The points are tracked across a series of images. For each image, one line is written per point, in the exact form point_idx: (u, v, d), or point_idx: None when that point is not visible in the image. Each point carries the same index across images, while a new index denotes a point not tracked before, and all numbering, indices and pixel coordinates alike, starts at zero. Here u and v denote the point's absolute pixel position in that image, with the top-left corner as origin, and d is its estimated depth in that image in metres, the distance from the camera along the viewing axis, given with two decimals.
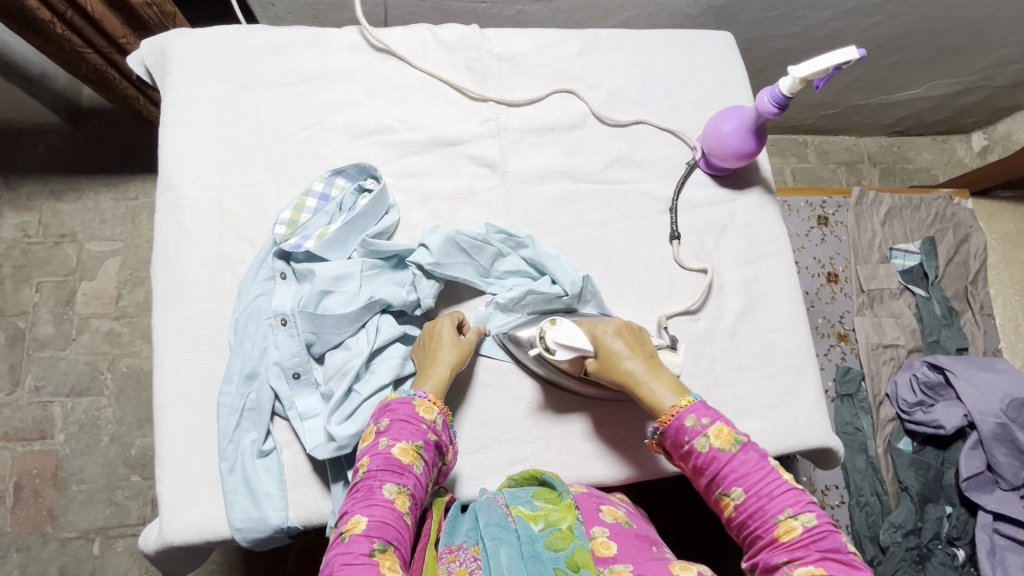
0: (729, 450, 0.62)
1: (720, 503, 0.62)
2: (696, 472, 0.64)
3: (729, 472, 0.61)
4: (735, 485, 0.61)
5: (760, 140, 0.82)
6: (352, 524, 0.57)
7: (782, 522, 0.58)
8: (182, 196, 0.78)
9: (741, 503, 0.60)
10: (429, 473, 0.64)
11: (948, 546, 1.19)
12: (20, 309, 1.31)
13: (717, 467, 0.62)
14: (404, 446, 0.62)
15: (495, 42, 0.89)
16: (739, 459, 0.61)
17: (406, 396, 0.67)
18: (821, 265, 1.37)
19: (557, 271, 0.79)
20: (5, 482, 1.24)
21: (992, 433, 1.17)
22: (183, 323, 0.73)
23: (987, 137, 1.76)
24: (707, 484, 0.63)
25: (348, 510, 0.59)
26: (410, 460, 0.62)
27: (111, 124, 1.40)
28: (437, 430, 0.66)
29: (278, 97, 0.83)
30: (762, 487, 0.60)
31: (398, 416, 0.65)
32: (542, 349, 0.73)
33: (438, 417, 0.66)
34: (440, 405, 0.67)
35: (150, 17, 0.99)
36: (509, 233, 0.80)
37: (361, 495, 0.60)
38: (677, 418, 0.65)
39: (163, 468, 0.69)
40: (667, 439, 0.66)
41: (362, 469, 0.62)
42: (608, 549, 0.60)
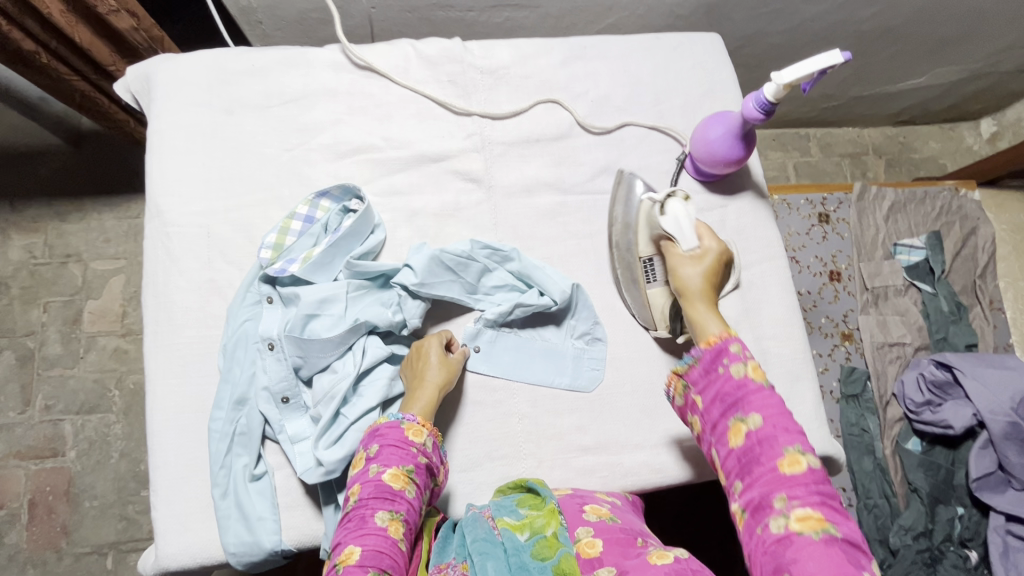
0: (760, 383, 0.63)
1: (732, 428, 0.61)
2: (718, 399, 0.64)
3: (752, 399, 0.62)
4: (754, 411, 0.61)
5: (749, 145, 0.81)
6: (346, 555, 0.57)
7: (789, 453, 0.57)
8: (169, 222, 0.78)
9: (754, 428, 0.60)
10: (422, 496, 0.64)
11: (961, 548, 1.17)
12: (29, 329, 1.34)
13: (743, 392, 0.62)
14: (395, 471, 0.63)
15: (478, 54, 0.89)
16: (766, 393, 0.62)
17: (394, 419, 0.67)
18: (823, 263, 1.34)
19: (547, 284, 0.79)
20: (20, 499, 1.26)
21: (1003, 433, 1.14)
22: (173, 350, 0.74)
23: (996, 124, 1.71)
24: (725, 408, 0.63)
25: (341, 541, 0.59)
26: (401, 485, 0.62)
27: (109, 144, 1.42)
28: (427, 452, 0.66)
29: (262, 119, 0.83)
30: (779, 420, 0.60)
31: (387, 441, 0.65)
32: (658, 202, 0.77)
33: (427, 439, 0.66)
34: (429, 427, 0.67)
35: (139, 43, 0.98)
36: (494, 248, 0.79)
37: (353, 525, 0.60)
38: (725, 341, 0.66)
39: (157, 493, 0.70)
40: (701, 363, 0.66)
41: (354, 497, 0.62)
42: (593, 549, 0.61)
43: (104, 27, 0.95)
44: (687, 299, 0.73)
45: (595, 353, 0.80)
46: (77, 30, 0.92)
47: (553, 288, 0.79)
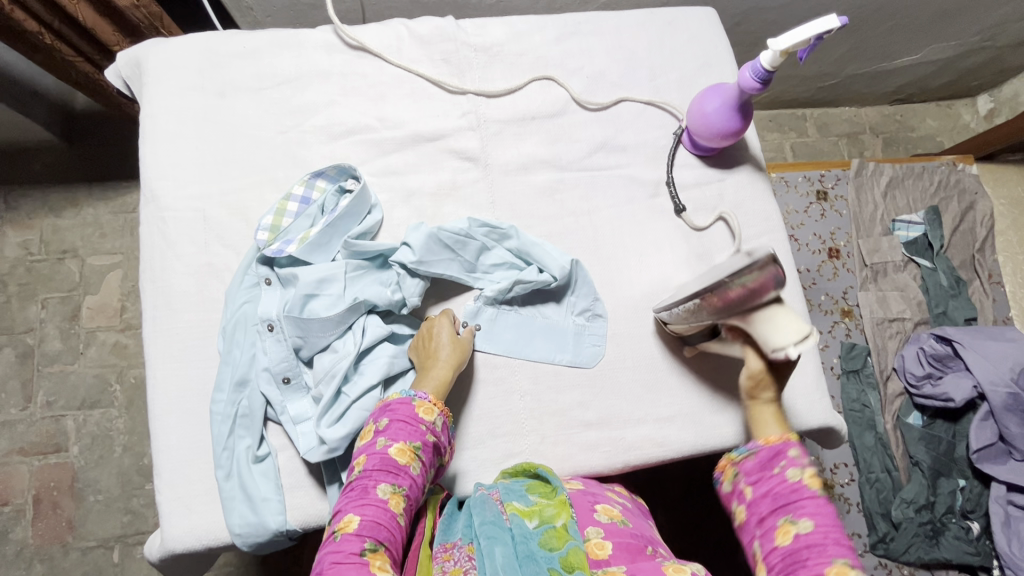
0: (818, 491, 0.60)
1: (780, 528, 0.58)
2: (769, 496, 0.61)
3: (807, 504, 0.59)
4: (806, 517, 0.58)
5: (745, 117, 0.80)
6: (345, 523, 0.57)
7: (840, 566, 0.54)
8: (164, 207, 0.78)
9: (804, 532, 0.57)
10: (427, 474, 0.64)
11: (963, 519, 1.18)
12: (28, 326, 1.33)
13: (798, 495, 0.60)
14: (402, 446, 0.63)
15: (471, 32, 0.88)
16: (823, 501, 0.59)
17: (406, 396, 0.67)
18: (822, 241, 1.34)
19: (546, 260, 0.79)
20: (24, 496, 1.26)
21: (1004, 404, 1.14)
22: (172, 334, 0.74)
23: (993, 100, 1.70)
24: (774, 507, 0.60)
25: (341, 508, 0.59)
26: (406, 460, 0.62)
27: (102, 137, 1.41)
28: (436, 431, 0.66)
29: (255, 101, 0.82)
30: (833, 530, 0.57)
31: (397, 416, 0.65)
32: (782, 348, 0.61)
33: (437, 418, 0.66)
34: (440, 405, 0.67)
35: (138, 20, 0.97)
36: (493, 226, 0.79)
37: (355, 494, 0.60)
38: (785, 443, 0.64)
39: (161, 477, 0.70)
40: (758, 457, 0.64)
41: (358, 468, 0.62)
42: (602, 551, 0.62)
43: (104, 4, 0.93)
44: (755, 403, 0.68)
45: (596, 327, 0.80)
46: (80, 8, 0.91)
47: (552, 264, 0.78)
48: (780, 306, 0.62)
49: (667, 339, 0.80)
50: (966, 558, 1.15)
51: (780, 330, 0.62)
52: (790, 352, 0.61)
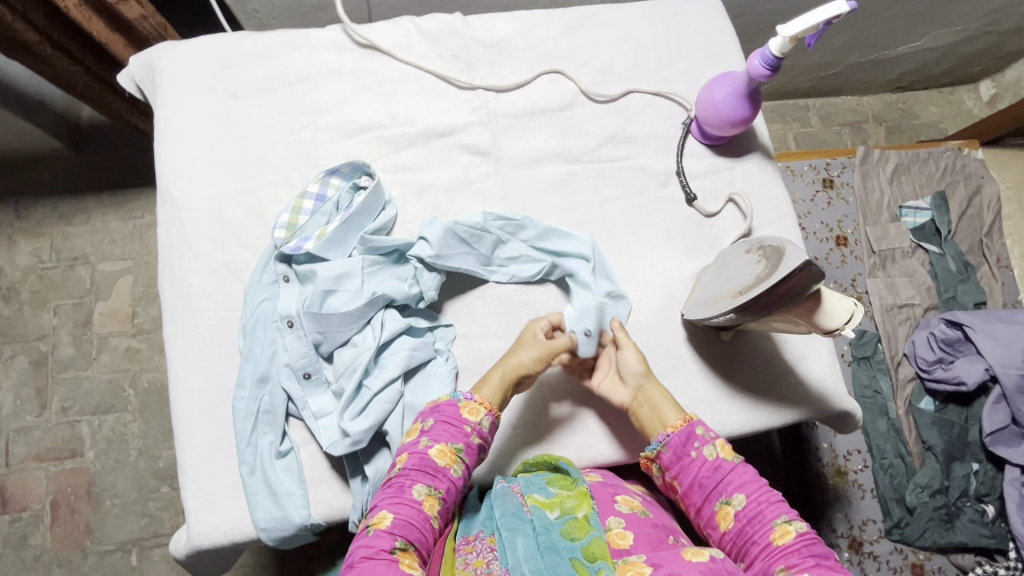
0: (732, 461, 0.66)
1: (720, 513, 0.64)
2: (697, 485, 0.66)
3: (731, 480, 0.65)
4: (737, 492, 0.64)
5: (755, 105, 0.81)
6: (379, 519, 0.59)
7: (778, 526, 0.62)
8: (181, 207, 0.79)
9: (740, 509, 0.64)
10: (465, 478, 0.65)
11: (977, 503, 1.18)
12: (41, 333, 1.34)
13: (721, 474, 0.65)
14: (443, 447, 0.64)
15: (479, 28, 0.89)
16: (741, 470, 0.66)
17: (454, 397, 0.68)
18: (829, 229, 1.35)
19: (565, 247, 0.81)
20: (42, 501, 1.27)
21: (1015, 386, 1.15)
22: (193, 332, 0.74)
23: (996, 85, 1.71)
24: (707, 495, 0.66)
25: (377, 504, 0.61)
26: (446, 462, 0.64)
27: (110, 144, 1.42)
28: (481, 432, 0.67)
29: (268, 101, 0.83)
30: (760, 494, 0.64)
31: (442, 416, 0.66)
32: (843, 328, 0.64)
33: (483, 419, 0.67)
34: (485, 406, 0.68)
35: (149, 33, 1.00)
36: (506, 217, 0.80)
37: (392, 491, 0.61)
38: (690, 426, 0.68)
39: (186, 474, 0.71)
40: (673, 449, 0.67)
41: (399, 465, 0.64)
42: (624, 540, 0.64)
43: (116, 18, 0.96)
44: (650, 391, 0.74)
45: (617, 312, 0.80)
46: (94, 23, 0.94)
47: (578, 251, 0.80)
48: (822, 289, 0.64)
49: (682, 326, 0.81)
50: (982, 541, 1.16)
51: (833, 312, 0.64)
52: (845, 331, 0.64)
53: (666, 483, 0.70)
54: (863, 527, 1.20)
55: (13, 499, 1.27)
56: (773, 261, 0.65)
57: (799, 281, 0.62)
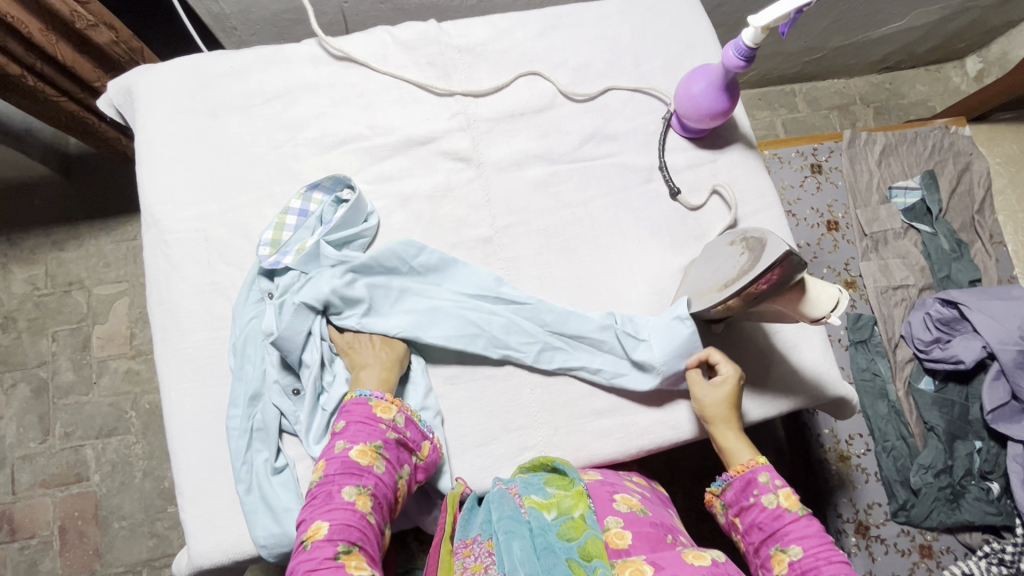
0: (796, 512, 0.66)
1: (774, 557, 0.65)
2: (756, 527, 0.68)
3: (790, 530, 0.66)
4: (794, 543, 0.65)
5: (733, 97, 0.81)
6: (314, 530, 0.60)
7: None
8: (166, 230, 0.79)
9: (796, 559, 0.64)
10: (395, 471, 0.67)
11: (982, 481, 1.18)
12: (40, 359, 1.35)
13: (780, 522, 0.66)
14: (362, 447, 0.65)
15: (454, 34, 0.89)
16: (803, 522, 0.66)
17: (361, 397, 0.69)
18: (820, 214, 1.35)
19: (581, 330, 0.78)
20: (50, 527, 1.28)
21: (1014, 362, 1.14)
22: (184, 354, 0.75)
23: (982, 60, 1.70)
24: (764, 538, 0.67)
25: (307, 518, 0.62)
26: (368, 461, 0.65)
27: (98, 168, 1.43)
28: (397, 427, 0.68)
29: (247, 119, 0.83)
30: (821, 551, 0.63)
31: (355, 417, 0.67)
32: (830, 316, 0.65)
33: (396, 415, 0.69)
34: (397, 403, 0.69)
35: (119, 56, 1.01)
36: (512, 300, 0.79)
37: (319, 502, 0.62)
38: (754, 471, 0.70)
39: (183, 496, 0.71)
40: (733, 488, 0.70)
41: (320, 474, 0.64)
42: (622, 540, 0.64)
43: (86, 43, 0.97)
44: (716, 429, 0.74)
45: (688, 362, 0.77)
46: (59, 48, 0.94)
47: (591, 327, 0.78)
48: (805, 277, 0.64)
49: None
50: (989, 518, 1.15)
51: (814, 300, 0.65)
52: (831, 320, 0.65)
53: (728, 520, 0.72)
54: (868, 511, 1.20)
55: (21, 526, 1.27)
56: (756, 252, 0.65)
57: (789, 269, 0.62)
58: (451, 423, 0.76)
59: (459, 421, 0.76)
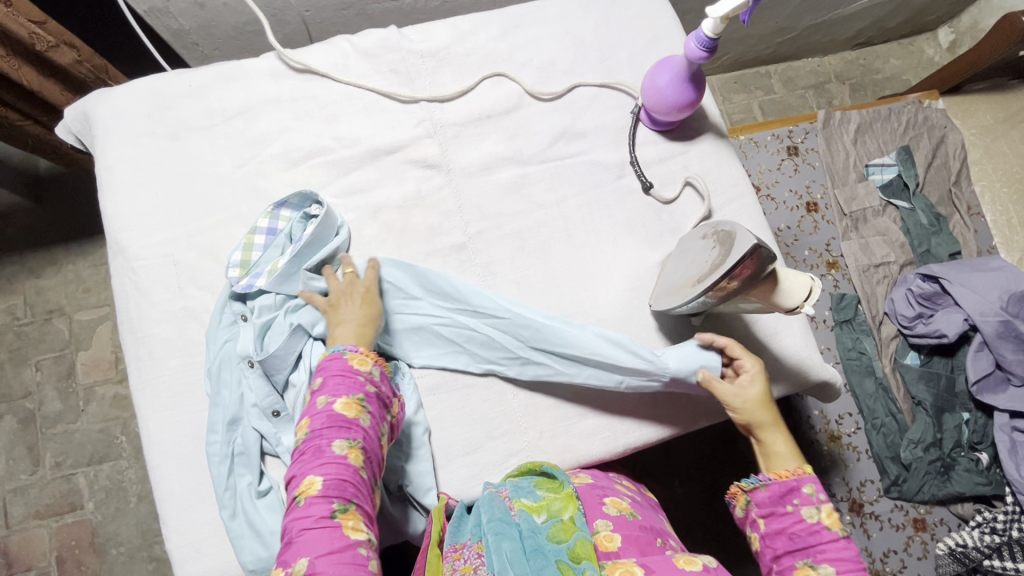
0: (834, 531, 0.63)
1: (799, 570, 0.62)
2: (785, 535, 0.64)
3: (825, 549, 0.62)
4: (827, 562, 0.62)
5: (699, 87, 0.80)
6: (307, 486, 0.57)
7: None
8: (132, 257, 0.78)
9: None
10: (379, 425, 0.64)
11: (971, 452, 1.19)
12: (25, 391, 1.33)
13: (816, 538, 0.63)
14: (346, 400, 0.62)
15: (416, 39, 0.88)
16: (840, 543, 0.63)
17: (336, 351, 0.66)
18: (798, 196, 1.35)
19: (561, 343, 0.76)
20: (48, 558, 1.26)
21: (996, 332, 1.15)
22: (159, 382, 0.74)
23: (954, 31, 1.70)
24: (792, 548, 0.64)
25: (298, 473, 0.59)
26: (354, 413, 0.62)
27: (71, 192, 1.40)
28: (376, 380, 0.65)
29: (209, 139, 0.82)
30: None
31: (332, 371, 0.64)
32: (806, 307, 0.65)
33: (373, 367, 0.66)
34: (373, 356, 0.67)
35: (84, 75, 0.99)
36: (491, 314, 0.77)
37: (310, 456, 0.59)
38: (799, 479, 0.66)
39: (168, 525, 0.70)
40: (771, 491, 0.66)
41: (305, 431, 0.61)
42: (612, 542, 0.64)
43: (49, 65, 0.94)
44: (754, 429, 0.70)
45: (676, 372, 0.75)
46: (24, 73, 0.92)
47: (571, 339, 0.76)
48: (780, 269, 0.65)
49: (653, 317, 0.81)
50: (979, 488, 1.16)
51: (789, 289, 0.65)
52: (805, 309, 0.65)
53: (748, 517, 0.68)
54: (861, 489, 1.21)
55: (18, 559, 1.26)
56: (726, 245, 0.65)
57: (761, 261, 0.62)
58: (436, 435, 0.76)
59: (443, 431, 0.76)
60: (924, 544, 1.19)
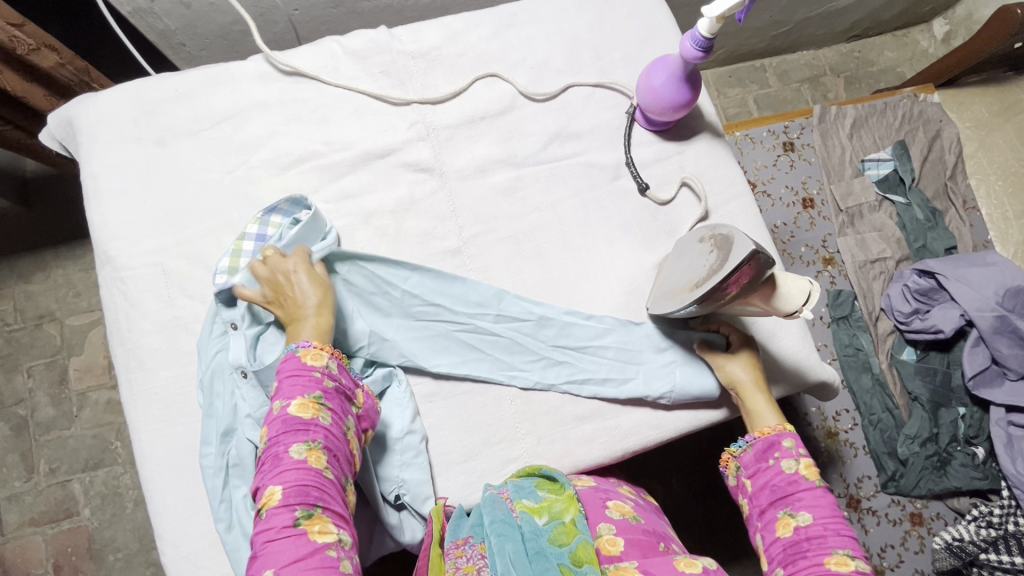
0: (812, 481, 0.66)
1: (781, 520, 0.65)
2: (768, 488, 0.67)
3: (804, 497, 0.65)
4: (805, 509, 0.64)
5: (695, 87, 0.79)
6: (268, 497, 0.55)
7: (838, 555, 0.60)
8: (120, 267, 0.76)
9: (803, 525, 0.63)
10: (341, 421, 0.62)
11: (967, 446, 1.19)
12: (17, 397, 1.31)
13: (795, 488, 0.66)
14: (301, 401, 0.59)
15: (407, 40, 0.86)
16: (818, 493, 0.66)
17: (289, 350, 0.63)
18: (794, 192, 1.35)
19: (586, 340, 0.78)
20: (44, 565, 1.25)
21: (991, 327, 1.15)
22: (151, 394, 0.72)
23: (948, 23, 1.69)
24: (774, 499, 0.66)
25: (259, 485, 0.56)
26: (312, 414, 0.59)
27: (58, 196, 1.38)
28: (333, 374, 0.63)
29: (196, 144, 0.80)
30: (830, 521, 0.63)
31: (285, 373, 0.61)
32: (806, 311, 0.64)
33: (329, 361, 0.63)
34: (328, 348, 0.64)
35: (67, 78, 0.96)
36: (521, 318, 0.78)
37: (269, 465, 0.57)
38: (779, 435, 0.70)
39: (162, 538, 0.70)
40: (755, 449, 0.70)
41: (264, 439, 0.59)
42: (615, 547, 0.64)
43: (30, 68, 0.92)
44: (742, 392, 0.74)
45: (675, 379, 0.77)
46: (4, 76, 0.89)
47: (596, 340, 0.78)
48: (780, 273, 0.64)
49: (652, 323, 0.80)
50: (974, 483, 1.17)
51: (788, 292, 0.64)
52: (803, 313, 0.65)
53: (738, 482, 0.72)
54: (859, 484, 1.21)
55: (13, 567, 1.25)
56: (723, 249, 0.64)
57: (760, 266, 0.61)
58: (432, 443, 0.75)
59: (440, 439, 0.75)
60: (921, 538, 1.19)
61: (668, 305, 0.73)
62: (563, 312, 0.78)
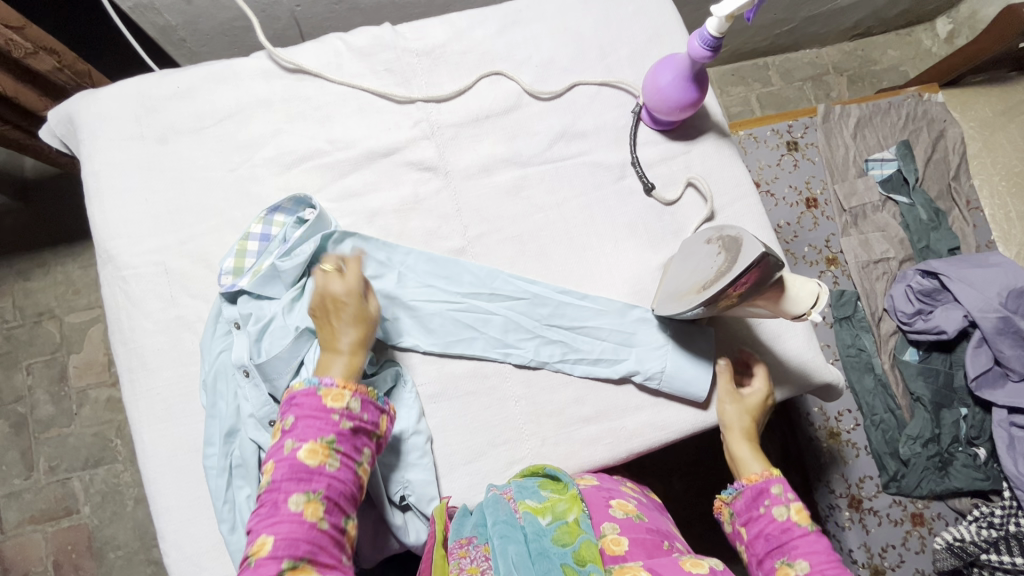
0: (805, 527, 0.68)
1: (779, 568, 0.66)
2: (762, 537, 0.70)
3: (797, 544, 0.67)
4: (801, 557, 0.66)
5: (702, 86, 0.78)
6: (258, 547, 0.54)
7: None
8: (122, 266, 0.75)
9: (802, 573, 0.64)
10: (350, 467, 0.61)
11: (969, 446, 1.20)
12: (16, 395, 1.30)
13: (789, 536, 0.68)
14: (312, 446, 0.59)
15: (411, 37, 0.85)
16: (811, 539, 0.67)
17: (310, 387, 0.62)
18: (798, 192, 1.34)
19: (581, 322, 0.78)
20: (44, 562, 1.25)
21: (994, 328, 1.15)
22: (153, 394, 0.72)
23: (952, 21, 1.69)
24: (770, 549, 0.68)
25: (253, 530, 0.56)
26: (320, 461, 0.59)
27: (57, 194, 1.37)
28: (351, 417, 0.62)
29: (199, 142, 0.79)
30: (826, 566, 0.64)
31: (303, 413, 0.61)
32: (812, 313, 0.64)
33: (350, 401, 0.62)
34: (350, 388, 0.63)
35: (63, 81, 0.95)
36: (515, 297, 0.78)
37: (266, 511, 0.57)
38: (767, 482, 0.72)
39: (165, 540, 0.69)
40: (745, 497, 0.73)
41: (267, 479, 0.59)
42: (619, 547, 0.63)
43: (25, 70, 0.91)
44: (731, 434, 0.77)
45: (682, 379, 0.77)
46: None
47: (591, 323, 0.78)
48: (787, 274, 0.64)
49: (656, 323, 0.79)
50: (976, 484, 1.17)
51: (796, 294, 0.64)
52: (812, 315, 0.65)
53: (736, 530, 0.74)
54: (860, 485, 1.21)
55: (14, 564, 1.24)
56: (732, 252, 0.64)
57: (770, 269, 0.61)
58: (436, 444, 0.75)
59: (444, 439, 0.75)
60: (922, 538, 1.18)
61: (673, 308, 0.72)
62: (555, 291, 0.79)
